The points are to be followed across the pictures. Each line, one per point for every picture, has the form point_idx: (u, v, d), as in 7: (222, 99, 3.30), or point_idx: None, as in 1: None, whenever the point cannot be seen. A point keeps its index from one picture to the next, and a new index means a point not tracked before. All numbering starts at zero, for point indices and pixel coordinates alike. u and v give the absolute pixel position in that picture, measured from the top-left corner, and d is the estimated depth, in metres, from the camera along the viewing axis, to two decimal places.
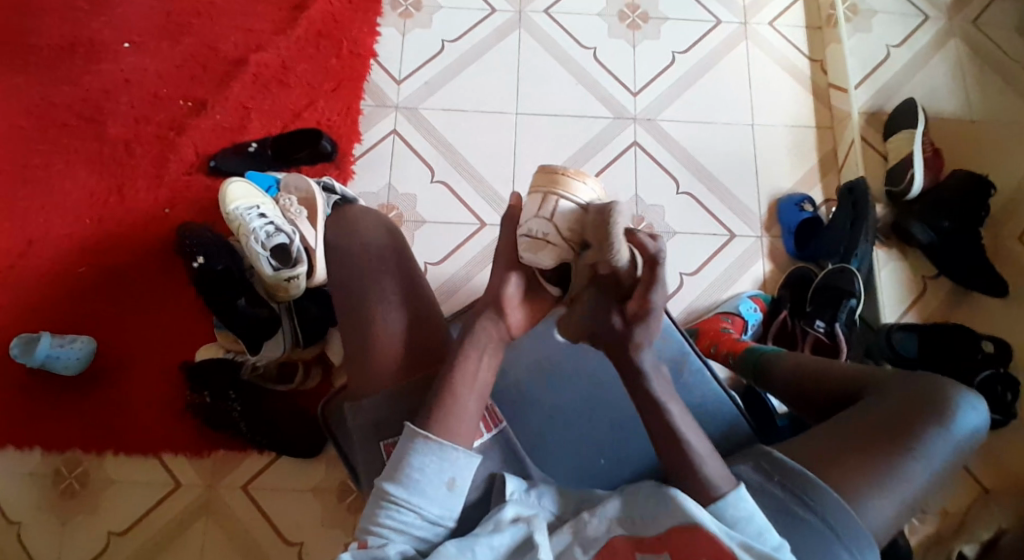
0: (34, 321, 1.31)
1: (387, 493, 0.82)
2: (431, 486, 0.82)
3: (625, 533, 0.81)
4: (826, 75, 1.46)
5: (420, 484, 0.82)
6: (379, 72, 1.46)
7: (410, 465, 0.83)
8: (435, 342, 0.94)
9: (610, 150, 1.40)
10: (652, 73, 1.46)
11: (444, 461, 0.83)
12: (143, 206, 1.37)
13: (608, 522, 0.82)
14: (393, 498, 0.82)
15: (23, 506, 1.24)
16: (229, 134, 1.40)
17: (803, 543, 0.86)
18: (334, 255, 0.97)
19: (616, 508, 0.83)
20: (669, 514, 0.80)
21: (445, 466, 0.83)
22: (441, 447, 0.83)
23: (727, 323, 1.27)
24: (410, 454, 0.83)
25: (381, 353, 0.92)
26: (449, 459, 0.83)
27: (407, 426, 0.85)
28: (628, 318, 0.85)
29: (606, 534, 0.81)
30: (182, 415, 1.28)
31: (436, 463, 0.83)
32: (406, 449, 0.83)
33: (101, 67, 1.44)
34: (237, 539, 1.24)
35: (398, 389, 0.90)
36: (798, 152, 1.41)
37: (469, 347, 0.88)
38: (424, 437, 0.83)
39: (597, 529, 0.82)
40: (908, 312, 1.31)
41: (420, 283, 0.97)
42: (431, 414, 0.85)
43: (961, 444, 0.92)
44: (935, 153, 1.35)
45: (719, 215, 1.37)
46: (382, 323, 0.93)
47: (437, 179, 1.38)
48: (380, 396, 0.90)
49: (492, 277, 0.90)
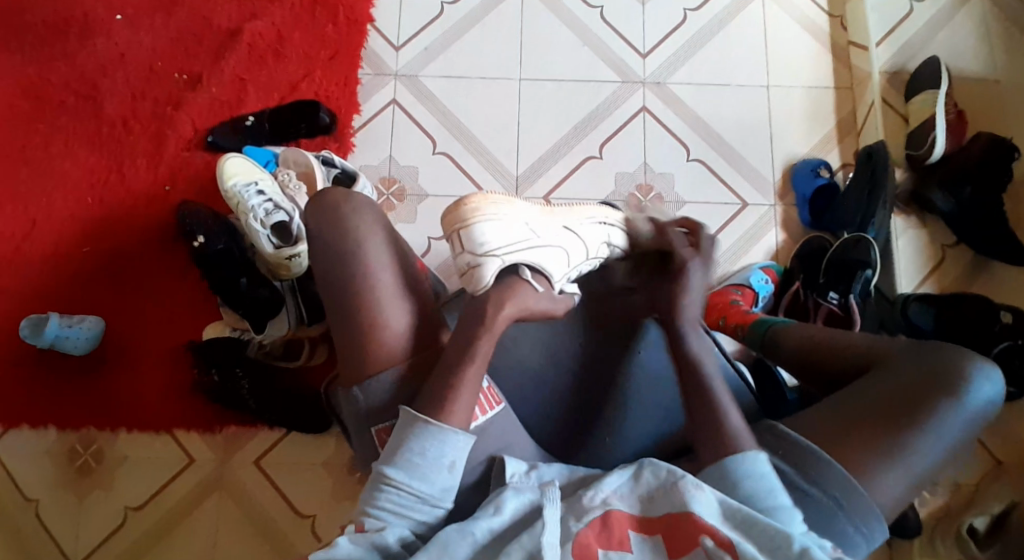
0: (41, 302, 1.31)
1: (384, 476, 0.82)
2: (432, 470, 0.82)
3: (621, 507, 0.81)
4: (847, 32, 1.39)
5: (419, 468, 0.82)
6: (377, 38, 1.41)
7: (409, 449, 0.82)
8: (426, 330, 0.92)
9: (617, 116, 1.36)
10: (662, 33, 1.40)
11: (444, 445, 0.82)
12: (142, 184, 1.35)
13: (606, 496, 0.82)
14: (390, 481, 0.81)
15: (40, 484, 1.27)
16: (226, 108, 1.37)
17: (807, 516, 0.87)
18: (323, 241, 0.91)
19: (616, 486, 0.83)
20: (666, 498, 0.81)
21: (446, 449, 0.82)
22: (441, 431, 0.82)
23: (737, 295, 1.24)
24: (409, 438, 0.83)
25: (377, 345, 0.89)
26: (449, 442, 0.82)
27: (404, 409, 0.84)
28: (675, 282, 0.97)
29: (602, 507, 0.80)
30: (190, 393, 1.29)
31: (436, 448, 0.82)
32: (405, 432, 0.83)
33: (93, 41, 1.41)
34: (250, 513, 1.26)
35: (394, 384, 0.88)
36: (813, 116, 1.35)
37: (482, 342, 0.87)
38: (424, 421, 0.83)
39: (594, 503, 0.80)
40: (925, 281, 1.27)
41: (412, 272, 0.93)
42: (431, 405, 0.84)
43: (974, 418, 0.89)
44: (958, 116, 1.28)
45: (732, 184, 1.33)
46: (381, 316, 0.89)
47: (439, 151, 1.34)
48: (382, 383, 0.88)
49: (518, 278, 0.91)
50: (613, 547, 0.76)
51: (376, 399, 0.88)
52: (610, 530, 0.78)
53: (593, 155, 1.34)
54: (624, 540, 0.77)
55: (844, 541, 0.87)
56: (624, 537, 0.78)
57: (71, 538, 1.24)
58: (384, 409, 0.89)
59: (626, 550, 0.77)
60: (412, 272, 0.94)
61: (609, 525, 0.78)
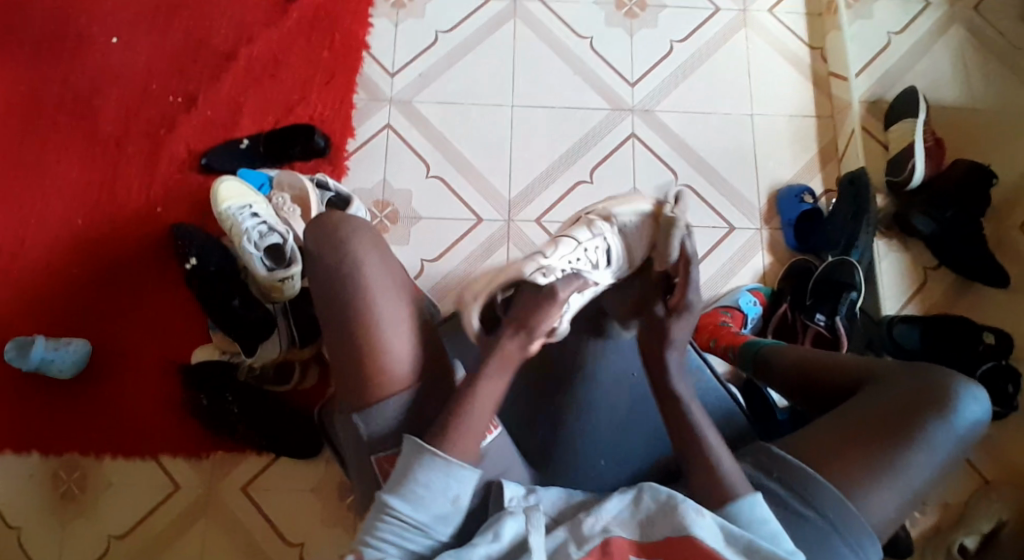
0: (28, 324, 1.29)
1: (388, 506, 0.81)
2: (436, 502, 0.81)
3: (621, 534, 0.80)
4: (827, 63, 1.44)
5: (423, 501, 0.81)
6: (372, 64, 1.43)
7: (415, 480, 0.81)
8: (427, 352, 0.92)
9: (607, 142, 1.39)
10: (650, 61, 1.44)
11: (450, 478, 0.82)
12: (134, 205, 1.35)
13: (606, 522, 0.81)
14: (393, 511, 0.81)
15: (22, 511, 1.24)
16: (221, 130, 1.38)
17: (803, 536, 0.87)
18: (320, 259, 0.91)
19: (614, 511, 0.82)
20: (667, 522, 0.80)
21: (451, 482, 0.82)
22: (447, 464, 0.82)
23: (726, 316, 1.26)
24: (415, 469, 0.82)
25: (378, 361, 0.87)
26: (455, 476, 0.82)
27: (412, 437, 0.83)
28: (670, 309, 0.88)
29: (602, 534, 0.80)
30: (179, 416, 1.27)
31: (441, 480, 0.82)
32: (411, 462, 0.82)
33: (88, 63, 1.42)
34: (236, 542, 1.23)
35: (394, 401, 0.88)
36: (797, 142, 1.39)
37: (489, 375, 0.86)
38: (431, 453, 0.82)
39: (593, 530, 0.80)
40: (909, 302, 1.30)
41: (411, 296, 0.94)
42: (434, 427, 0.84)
43: (964, 437, 0.90)
44: (937, 142, 1.33)
45: (719, 209, 1.36)
46: (382, 335, 0.88)
47: (433, 174, 1.36)
48: (387, 410, 0.88)
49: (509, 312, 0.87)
50: None
51: (375, 423, 0.88)
52: (611, 558, 0.78)
53: (584, 179, 1.36)
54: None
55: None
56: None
57: None
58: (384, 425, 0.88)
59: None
60: (411, 296, 0.94)
61: (609, 554, 0.79)
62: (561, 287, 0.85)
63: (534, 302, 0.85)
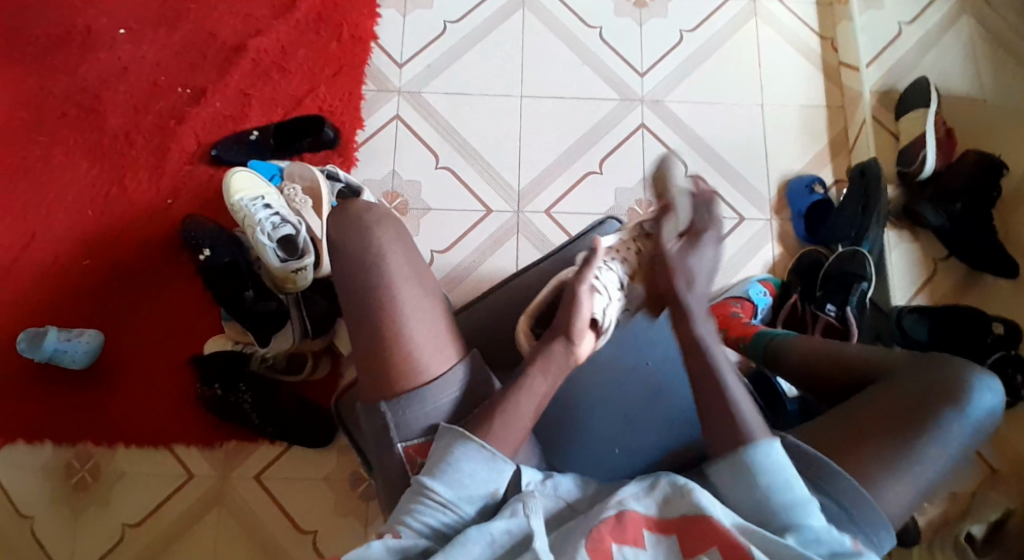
0: (41, 315, 1.30)
1: (427, 488, 0.83)
2: (473, 489, 0.83)
3: (637, 508, 0.81)
4: (837, 53, 1.44)
5: (463, 488, 0.83)
6: (380, 55, 1.43)
7: (456, 466, 0.84)
8: (448, 334, 0.93)
9: (617, 133, 1.38)
10: (660, 52, 1.43)
11: (491, 469, 0.84)
12: (145, 197, 1.36)
13: (620, 498, 0.82)
14: (431, 494, 0.82)
15: (37, 500, 1.24)
16: (230, 122, 1.38)
17: None
18: (342, 245, 0.94)
19: (631, 490, 0.83)
20: (682, 502, 0.81)
21: (490, 474, 0.84)
22: (491, 456, 0.84)
23: (737, 307, 1.26)
24: (458, 456, 0.84)
25: (398, 343, 0.90)
26: (496, 469, 0.84)
27: (451, 427, 0.86)
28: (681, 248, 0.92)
29: (617, 506, 0.81)
30: (192, 407, 1.28)
31: (483, 469, 0.84)
32: (451, 447, 0.85)
33: (95, 55, 1.42)
34: (250, 530, 1.24)
35: (417, 392, 0.89)
36: (807, 133, 1.39)
37: (535, 371, 0.90)
38: (473, 442, 0.84)
39: (609, 503, 0.81)
40: (919, 294, 1.30)
41: (432, 281, 0.96)
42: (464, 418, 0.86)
43: (977, 430, 0.91)
44: (948, 134, 1.32)
45: (729, 199, 1.36)
46: (399, 320, 0.90)
47: (442, 165, 1.36)
48: (409, 403, 0.89)
49: (567, 312, 0.93)
50: (626, 542, 0.78)
51: (403, 413, 0.89)
52: (624, 526, 0.79)
53: (594, 170, 1.36)
54: (638, 537, 0.78)
55: None
56: (638, 536, 0.79)
57: (68, 553, 1.22)
58: (410, 418, 0.89)
59: (639, 547, 0.78)
60: (431, 282, 0.96)
61: (623, 522, 0.79)
62: (580, 292, 0.93)
63: (567, 305, 0.93)
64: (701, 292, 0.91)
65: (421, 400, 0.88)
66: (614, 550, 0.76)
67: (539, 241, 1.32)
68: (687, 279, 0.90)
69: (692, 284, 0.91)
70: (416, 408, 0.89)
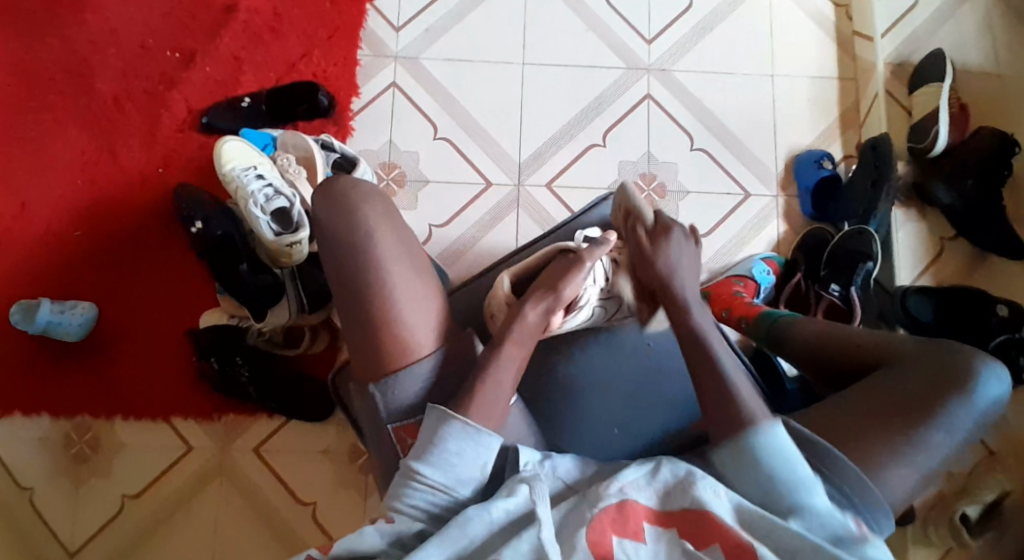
0: (33, 287, 1.28)
1: (415, 471, 0.82)
2: (462, 468, 0.82)
3: (638, 498, 0.81)
4: (851, 22, 1.39)
5: (452, 468, 0.82)
6: (376, 18, 1.37)
7: (444, 447, 0.82)
8: (438, 308, 0.92)
9: (622, 104, 1.34)
10: (668, 17, 1.38)
11: (478, 444, 0.83)
12: (136, 166, 1.32)
13: (622, 485, 0.81)
14: (420, 477, 0.81)
15: (35, 472, 1.24)
16: (221, 88, 1.34)
17: None
18: (328, 222, 0.90)
19: (633, 477, 0.82)
20: (683, 495, 0.81)
21: (477, 449, 0.83)
22: (475, 432, 0.83)
23: (740, 286, 1.24)
24: (444, 435, 0.83)
25: (391, 324, 0.88)
26: (482, 444, 0.83)
27: (436, 406, 0.85)
28: (653, 242, 0.95)
29: (618, 495, 0.80)
30: (190, 379, 1.28)
31: (469, 447, 0.82)
32: (436, 427, 0.83)
33: (80, 16, 1.36)
34: (250, 502, 1.25)
35: (406, 370, 0.88)
36: (816, 106, 1.35)
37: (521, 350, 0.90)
38: (458, 421, 0.83)
39: (610, 490, 0.80)
40: (924, 273, 1.28)
41: (421, 255, 0.94)
42: (467, 404, 0.85)
43: (983, 416, 0.90)
44: (961, 108, 1.28)
45: (734, 172, 1.33)
46: (391, 300, 0.88)
47: (440, 136, 1.32)
48: (404, 384, 0.88)
49: (558, 279, 0.93)
50: (627, 535, 0.77)
51: (392, 393, 0.88)
52: (625, 517, 0.78)
53: (597, 143, 1.33)
54: (638, 530, 0.78)
55: None
56: (639, 528, 0.78)
57: (68, 523, 1.23)
58: (399, 393, 0.88)
59: (639, 541, 0.77)
60: (421, 256, 0.94)
61: (624, 513, 0.79)
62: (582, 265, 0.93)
63: (560, 270, 0.94)
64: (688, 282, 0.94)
65: (410, 378, 0.87)
66: (615, 543, 0.76)
67: (541, 217, 1.30)
68: (672, 269, 0.94)
69: (680, 277, 0.94)
70: (406, 384, 0.88)
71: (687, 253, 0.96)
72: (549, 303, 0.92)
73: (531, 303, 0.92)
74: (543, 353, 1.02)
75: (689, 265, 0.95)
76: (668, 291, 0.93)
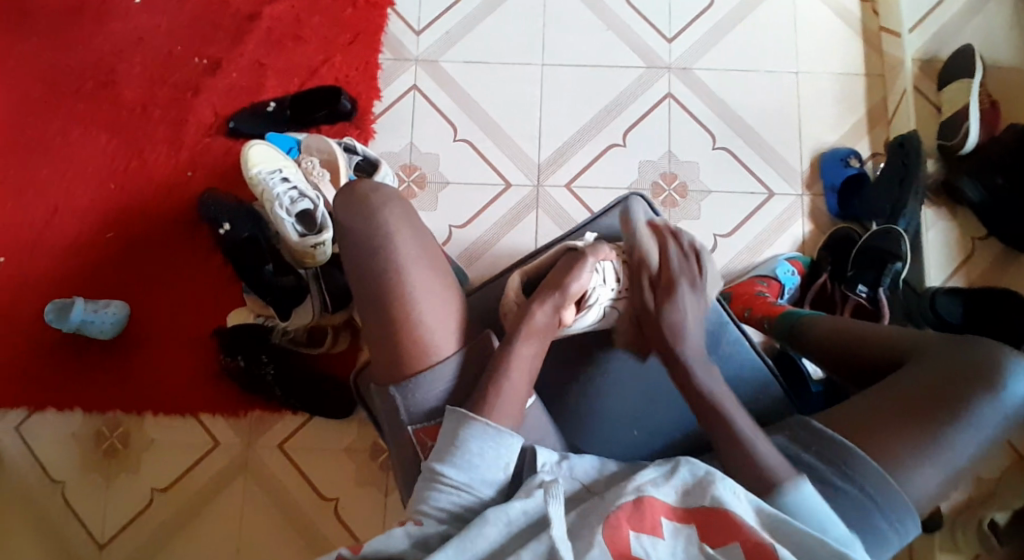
0: (69, 288, 1.32)
1: (439, 473, 0.82)
2: (485, 468, 0.82)
3: (656, 495, 0.80)
4: (878, 18, 1.36)
5: (475, 468, 0.82)
6: (396, 22, 1.39)
7: (466, 448, 0.83)
8: (457, 311, 0.92)
9: (641, 103, 1.33)
10: (688, 16, 1.37)
11: (500, 444, 0.83)
12: (165, 170, 1.36)
13: (639, 484, 0.81)
14: (444, 479, 0.81)
15: (70, 467, 1.28)
16: (247, 93, 1.37)
17: (844, 511, 0.85)
18: (348, 227, 0.91)
19: (650, 477, 0.82)
20: (702, 491, 0.79)
21: (498, 448, 0.83)
22: (495, 431, 0.83)
23: (763, 286, 1.22)
24: (465, 436, 0.83)
25: (411, 328, 0.88)
26: (503, 443, 0.83)
27: (456, 409, 0.85)
28: (659, 298, 0.93)
29: (636, 493, 0.80)
30: (217, 377, 1.30)
31: (490, 446, 0.82)
32: (457, 428, 0.84)
33: (112, 25, 1.40)
34: (276, 497, 1.27)
35: (427, 373, 0.88)
36: (842, 103, 1.33)
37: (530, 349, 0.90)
38: (479, 421, 0.83)
39: (627, 488, 0.80)
40: (955, 274, 1.25)
41: (441, 258, 0.94)
42: (478, 404, 0.85)
43: (1011, 414, 0.86)
44: (993, 105, 1.24)
45: (757, 172, 1.31)
46: (411, 303, 0.88)
47: (460, 138, 1.33)
48: (420, 385, 0.88)
49: (563, 274, 0.94)
50: (645, 529, 0.76)
51: (412, 397, 0.88)
52: (642, 512, 0.77)
53: (617, 142, 1.32)
54: (656, 525, 0.77)
55: (878, 536, 0.85)
56: (656, 524, 0.77)
57: (101, 517, 1.26)
58: (420, 397, 0.88)
59: (657, 535, 0.76)
60: (440, 259, 0.94)
61: (641, 507, 0.78)
62: (584, 262, 0.95)
63: (566, 267, 0.95)
64: (695, 339, 0.93)
65: (430, 382, 0.88)
66: (632, 537, 0.75)
67: (560, 217, 1.30)
68: (676, 329, 0.92)
69: (685, 336, 0.92)
70: (425, 391, 0.88)
71: (695, 312, 0.94)
72: (556, 296, 0.92)
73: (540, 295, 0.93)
74: (558, 354, 1.02)
75: (697, 319, 0.93)
76: (672, 351, 0.92)
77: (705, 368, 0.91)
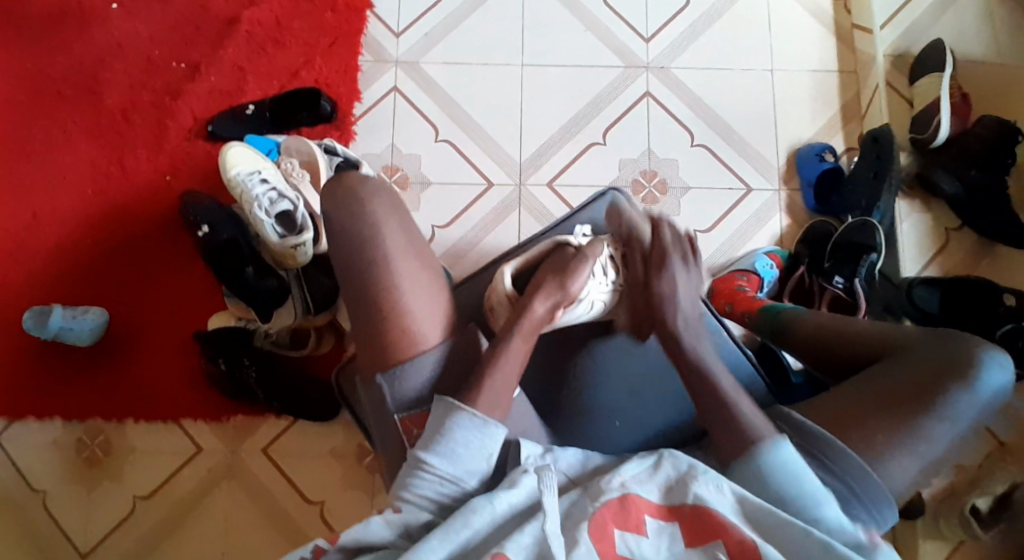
0: (46, 295, 1.31)
1: (423, 461, 0.81)
2: (469, 459, 0.82)
3: (640, 492, 0.80)
4: (850, 16, 1.39)
5: (460, 459, 0.81)
6: (376, 25, 1.40)
7: (451, 438, 0.82)
8: (444, 304, 0.91)
9: (620, 102, 1.35)
10: (665, 16, 1.39)
11: (485, 436, 0.82)
12: (145, 175, 1.35)
13: (623, 480, 0.81)
14: (428, 467, 0.81)
15: (49, 476, 1.26)
16: (227, 97, 1.37)
17: None
18: (334, 223, 0.91)
19: (634, 471, 0.82)
20: (684, 488, 0.80)
21: (484, 440, 0.82)
22: (481, 423, 0.82)
23: (743, 281, 1.23)
24: (451, 426, 0.82)
25: (399, 323, 0.88)
26: (488, 435, 0.82)
27: (444, 399, 0.85)
28: (649, 272, 0.98)
29: (620, 489, 0.79)
30: (199, 383, 1.29)
31: (476, 437, 0.82)
32: (443, 419, 0.83)
33: (90, 31, 1.40)
34: (260, 502, 1.26)
35: (415, 361, 0.88)
36: (817, 100, 1.35)
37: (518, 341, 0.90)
38: (466, 412, 0.83)
39: (612, 485, 0.80)
40: (930, 264, 1.27)
41: (429, 250, 0.93)
42: (465, 397, 0.85)
43: (987, 405, 0.88)
44: (964, 97, 1.27)
45: (736, 168, 1.33)
46: (398, 297, 0.88)
47: (441, 139, 1.34)
48: (407, 373, 0.87)
49: (567, 269, 0.96)
50: (628, 528, 0.76)
51: (399, 386, 0.88)
52: (627, 511, 0.78)
53: (597, 141, 1.33)
54: (640, 524, 0.77)
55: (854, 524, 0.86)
56: (640, 522, 0.77)
57: (81, 526, 1.24)
58: (406, 386, 0.87)
59: (641, 533, 0.76)
60: (428, 251, 0.94)
61: (627, 507, 0.78)
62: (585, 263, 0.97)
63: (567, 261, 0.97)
64: (685, 308, 0.96)
65: (416, 368, 0.87)
66: (617, 536, 0.76)
67: (542, 215, 1.30)
68: (669, 297, 0.96)
69: (675, 304, 0.96)
70: (410, 378, 0.87)
71: (689, 289, 0.98)
72: (555, 294, 0.94)
73: (541, 287, 0.94)
74: (544, 347, 1.02)
75: (689, 290, 0.97)
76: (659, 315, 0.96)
77: (693, 334, 0.94)
